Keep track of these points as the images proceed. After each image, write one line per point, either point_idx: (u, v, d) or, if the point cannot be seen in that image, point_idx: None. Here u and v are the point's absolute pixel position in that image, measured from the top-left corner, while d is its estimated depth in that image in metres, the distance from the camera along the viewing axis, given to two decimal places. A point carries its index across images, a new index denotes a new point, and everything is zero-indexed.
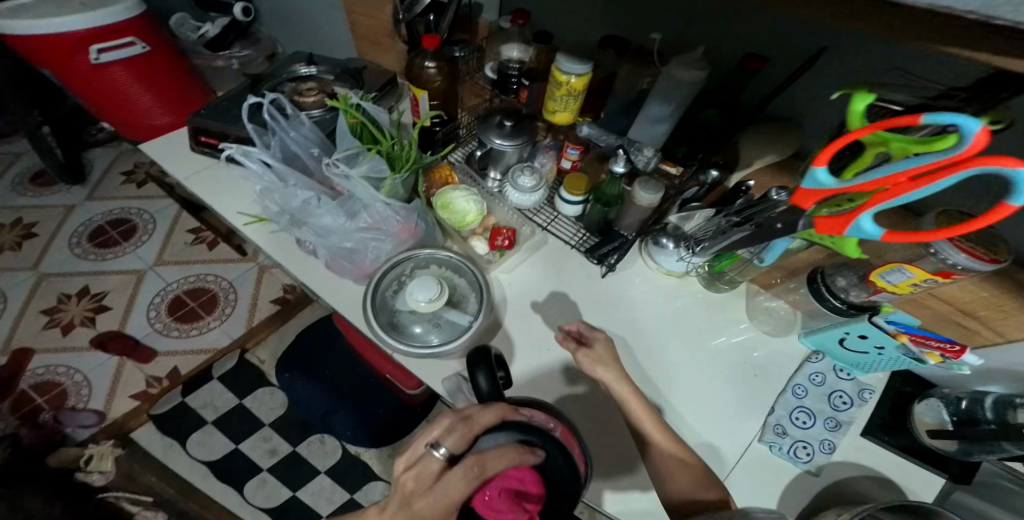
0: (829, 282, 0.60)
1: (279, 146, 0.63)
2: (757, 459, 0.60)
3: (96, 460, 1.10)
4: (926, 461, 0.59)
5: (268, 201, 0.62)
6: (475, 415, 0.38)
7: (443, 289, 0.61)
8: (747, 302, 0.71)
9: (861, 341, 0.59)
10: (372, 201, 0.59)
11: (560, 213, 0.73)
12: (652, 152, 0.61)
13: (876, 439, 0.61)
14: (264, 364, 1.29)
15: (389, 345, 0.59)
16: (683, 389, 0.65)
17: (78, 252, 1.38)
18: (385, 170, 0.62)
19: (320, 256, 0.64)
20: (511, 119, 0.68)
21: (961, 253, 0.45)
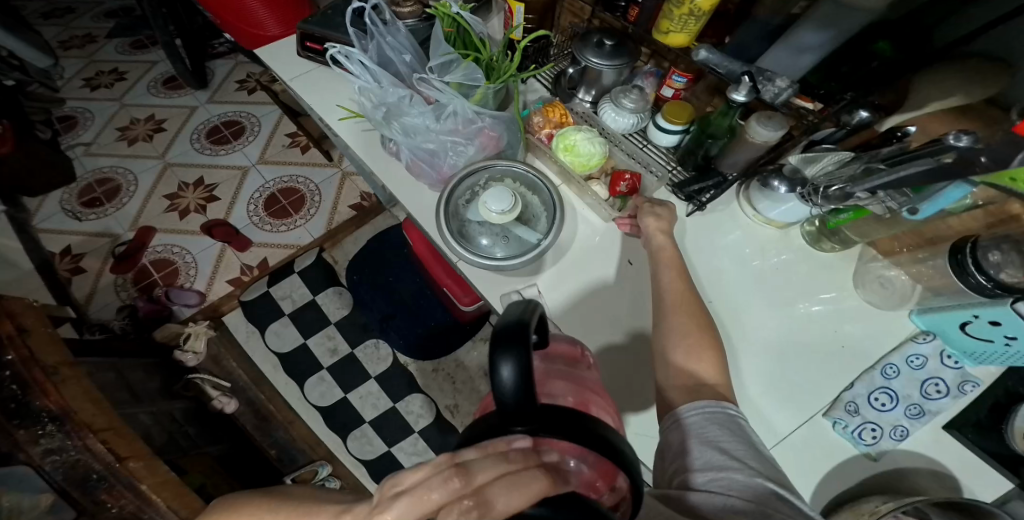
0: (978, 257, 0.52)
1: (375, 50, 0.63)
2: (811, 433, 0.62)
3: (192, 340, 1.24)
4: (1003, 463, 0.57)
5: (361, 98, 0.62)
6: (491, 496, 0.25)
7: (517, 203, 0.60)
8: (857, 270, 0.68)
9: (989, 329, 0.52)
10: (463, 109, 0.59)
11: (652, 140, 0.70)
12: (786, 82, 0.57)
13: (959, 435, 0.60)
14: (337, 265, 1.41)
15: (458, 254, 0.61)
16: (756, 345, 0.65)
17: (198, 147, 1.54)
18: (479, 78, 0.62)
19: (403, 158, 0.66)
20: (612, 39, 0.64)
21: None
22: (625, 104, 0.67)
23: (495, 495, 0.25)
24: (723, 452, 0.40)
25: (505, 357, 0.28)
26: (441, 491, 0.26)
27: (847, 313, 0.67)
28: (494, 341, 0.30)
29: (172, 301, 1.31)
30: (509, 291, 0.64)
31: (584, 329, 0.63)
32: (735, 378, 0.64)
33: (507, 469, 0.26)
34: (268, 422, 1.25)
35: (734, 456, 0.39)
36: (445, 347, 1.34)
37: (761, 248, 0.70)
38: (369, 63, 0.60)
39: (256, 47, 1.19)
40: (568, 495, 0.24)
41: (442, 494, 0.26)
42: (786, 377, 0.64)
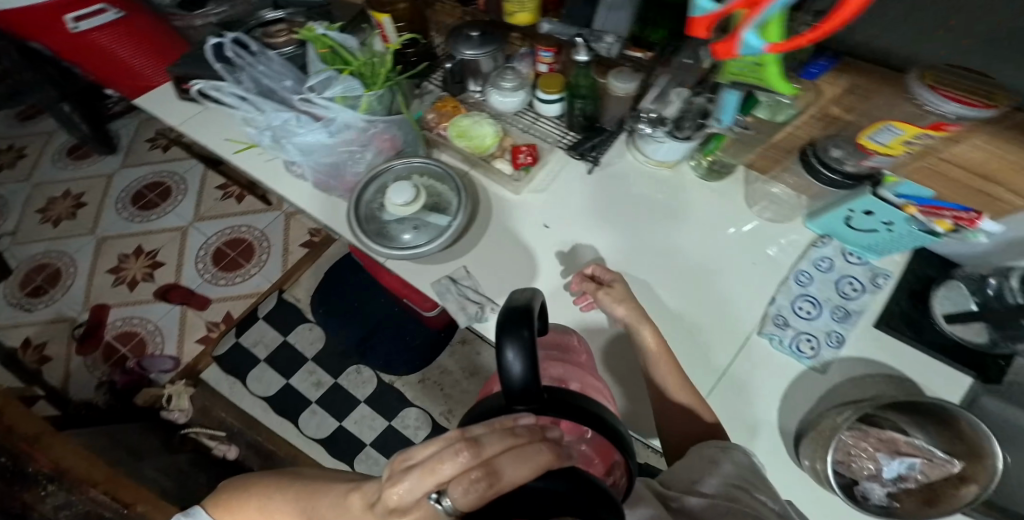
0: (822, 155, 0.57)
1: (250, 80, 0.65)
2: (754, 352, 0.67)
3: (175, 399, 1.26)
4: (942, 354, 0.64)
5: (249, 128, 0.64)
6: (503, 468, 0.24)
7: (421, 193, 0.61)
8: (750, 189, 0.75)
9: (867, 219, 0.61)
10: (355, 121, 0.60)
11: (541, 114, 0.75)
12: (614, 37, 0.61)
13: (900, 335, 0.65)
14: (300, 302, 1.42)
15: (379, 253, 0.62)
16: (688, 282, 0.71)
17: (126, 216, 1.54)
18: (359, 89, 0.60)
19: (309, 177, 0.68)
20: (477, 30, 0.67)
21: (951, 102, 0.39)
22: (504, 85, 0.71)
23: (502, 466, 0.25)
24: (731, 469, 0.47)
25: (510, 342, 0.28)
26: (452, 463, 0.26)
27: (747, 230, 0.73)
28: (500, 326, 0.29)
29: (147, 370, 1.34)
30: (442, 278, 0.69)
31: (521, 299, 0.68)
32: (673, 315, 0.69)
33: (514, 443, 0.26)
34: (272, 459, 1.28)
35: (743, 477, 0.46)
36: (428, 357, 1.37)
37: (677, 193, 0.76)
38: (244, 93, 0.62)
39: (135, 96, 1.27)
40: (571, 469, 0.24)
41: (452, 467, 0.26)
42: (713, 305, 0.70)
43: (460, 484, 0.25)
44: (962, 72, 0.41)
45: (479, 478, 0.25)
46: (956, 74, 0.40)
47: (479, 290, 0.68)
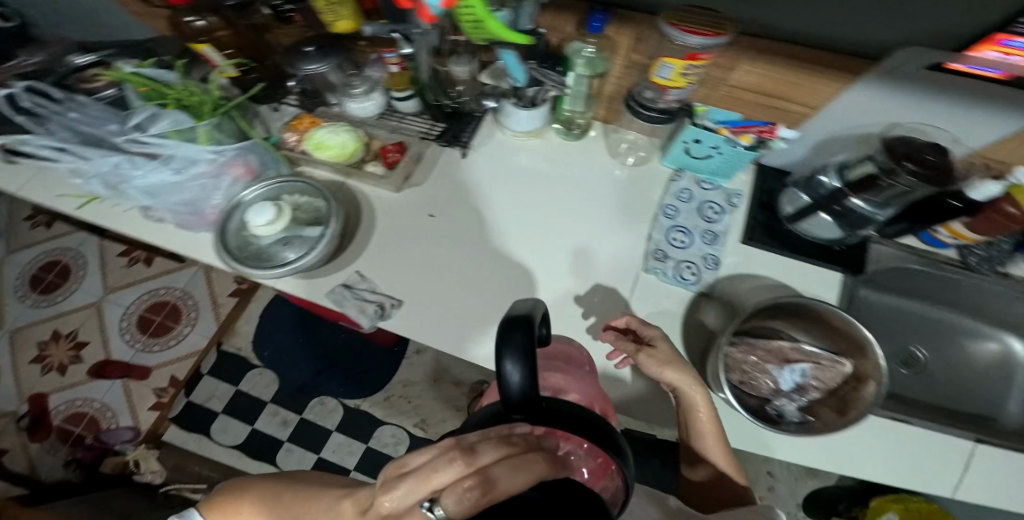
0: (638, 98, 0.63)
1: (70, 130, 0.65)
2: (647, 293, 0.69)
3: (144, 463, 1.27)
4: (800, 254, 0.70)
5: (83, 179, 0.64)
6: (497, 474, 0.25)
7: (284, 210, 0.58)
8: (609, 139, 0.80)
9: (700, 146, 0.66)
10: (199, 156, 0.60)
11: (405, 112, 0.76)
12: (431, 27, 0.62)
13: (761, 244, 0.71)
14: (242, 351, 1.42)
15: (254, 276, 0.58)
16: (576, 239, 0.72)
17: (30, 303, 1.46)
18: (188, 120, 0.59)
19: (168, 218, 0.65)
20: (313, 46, 0.65)
21: (689, 36, 0.49)
22: (356, 92, 0.73)
23: (498, 474, 0.25)
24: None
25: (507, 354, 0.26)
26: (446, 472, 0.28)
27: (615, 180, 0.77)
28: (497, 335, 0.28)
29: (110, 442, 1.30)
30: (337, 286, 0.65)
31: (417, 293, 0.66)
32: (569, 272, 0.70)
33: (508, 452, 0.27)
34: None
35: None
36: (386, 374, 1.40)
37: (550, 157, 0.78)
38: (63, 145, 0.64)
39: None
40: (563, 480, 0.24)
41: (446, 474, 0.27)
42: (605, 255, 0.71)
43: (453, 492, 0.26)
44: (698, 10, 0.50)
45: (474, 487, 0.25)
46: (689, 12, 0.50)
47: (376, 290, 0.66)
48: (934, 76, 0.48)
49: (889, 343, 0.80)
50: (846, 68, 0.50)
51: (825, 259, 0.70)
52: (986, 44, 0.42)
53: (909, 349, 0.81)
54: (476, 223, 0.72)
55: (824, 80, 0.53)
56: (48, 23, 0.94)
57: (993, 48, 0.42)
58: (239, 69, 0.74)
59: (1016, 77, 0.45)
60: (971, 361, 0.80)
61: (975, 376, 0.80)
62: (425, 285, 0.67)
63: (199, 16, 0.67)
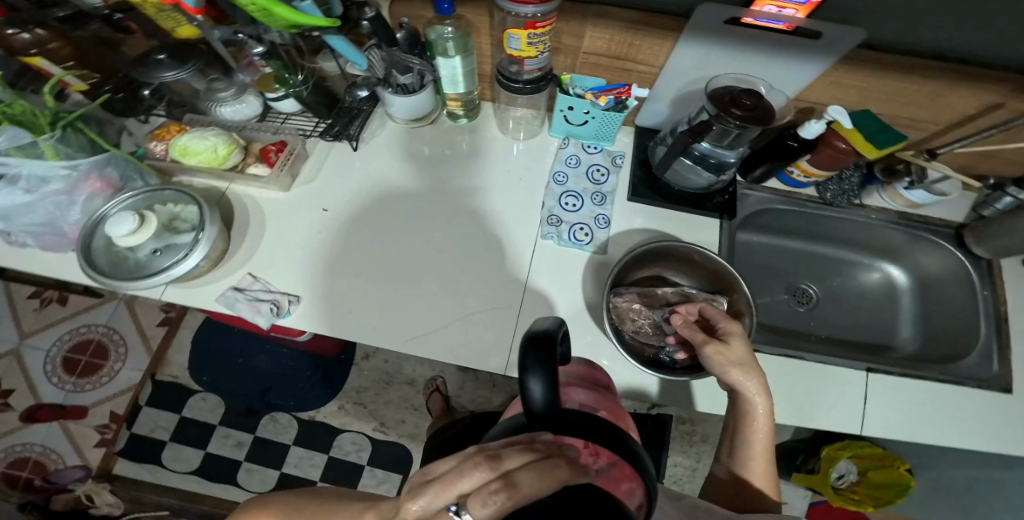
0: (505, 72, 0.65)
1: None
2: (542, 261, 0.71)
3: (96, 497, 1.24)
4: (683, 205, 0.75)
5: None
6: (523, 478, 0.25)
7: (148, 218, 0.57)
8: (498, 119, 0.82)
9: (575, 113, 0.70)
10: (52, 172, 0.58)
11: (287, 113, 0.76)
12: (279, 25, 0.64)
13: (643, 199, 0.75)
14: (180, 378, 1.39)
15: (125, 288, 0.57)
16: (474, 217, 0.74)
17: None
18: (29, 135, 0.57)
19: (28, 242, 0.63)
20: (165, 52, 0.66)
21: (529, 6, 0.52)
22: (224, 96, 0.72)
23: (522, 478, 0.25)
24: None
25: (534, 372, 0.28)
26: (469, 478, 0.27)
27: (507, 156, 0.79)
28: (521, 354, 0.29)
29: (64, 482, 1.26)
30: (224, 292, 0.65)
31: (316, 288, 0.67)
32: (469, 250, 0.72)
33: (533, 457, 0.27)
34: None
35: None
36: (338, 381, 1.40)
37: (443, 140, 0.80)
38: None
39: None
40: (586, 486, 0.25)
41: (470, 481, 0.27)
42: (502, 229, 0.74)
43: (479, 498, 0.25)
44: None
45: (500, 489, 0.25)
46: None
47: (271, 289, 0.66)
48: (734, 29, 0.55)
49: (782, 285, 0.88)
50: (667, 29, 0.57)
51: (703, 208, 0.75)
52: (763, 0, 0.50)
53: (800, 285, 0.89)
54: (374, 214, 0.73)
55: (654, 39, 0.58)
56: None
57: (768, 2, 0.50)
58: (88, 82, 0.72)
59: (796, 27, 0.53)
60: (856, 289, 0.89)
61: (861, 303, 0.88)
62: (325, 280, 0.68)
63: (23, 30, 0.63)
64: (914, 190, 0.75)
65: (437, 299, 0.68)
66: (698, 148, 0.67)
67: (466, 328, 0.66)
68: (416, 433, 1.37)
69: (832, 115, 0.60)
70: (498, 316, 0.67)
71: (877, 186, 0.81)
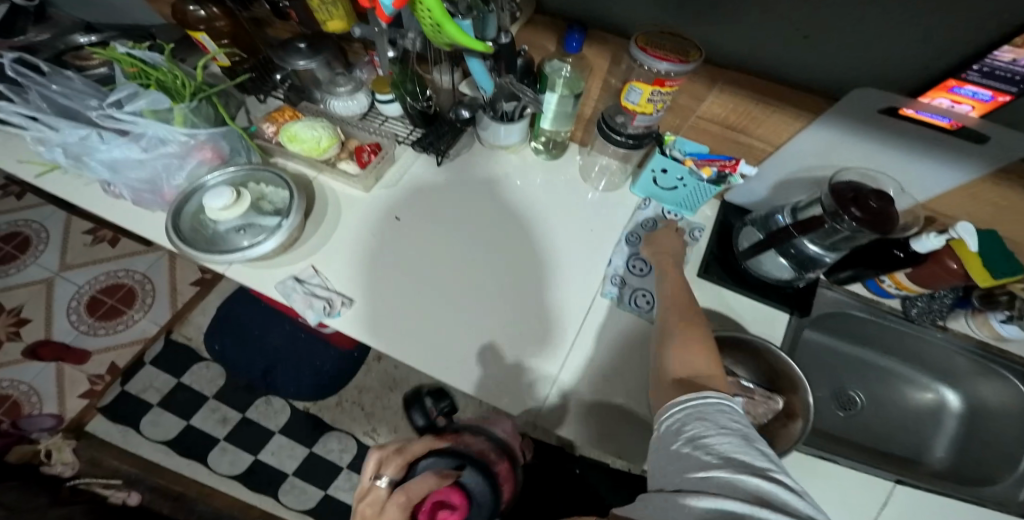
0: (610, 122, 0.64)
1: (43, 100, 0.63)
2: (570, 280, 0.70)
3: (55, 453, 1.19)
4: (755, 292, 0.72)
5: (41, 148, 0.62)
6: (408, 448, 0.64)
7: (243, 196, 0.60)
8: (583, 161, 0.82)
9: (667, 177, 0.69)
10: (172, 136, 0.62)
11: (388, 116, 0.80)
12: (416, 33, 0.64)
13: (715, 278, 0.72)
14: (192, 341, 1.38)
15: (203, 258, 0.58)
16: (539, 252, 0.72)
17: None
18: (167, 102, 0.63)
19: (125, 196, 0.66)
20: (305, 41, 0.72)
21: (660, 62, 0.48)
22: (341, 91, 0.78)
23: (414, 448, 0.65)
24: (708, 449, 0.34)
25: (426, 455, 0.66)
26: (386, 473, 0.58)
27: (582, 201, 0.78)
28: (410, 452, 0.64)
29: (26, 430, 1.20)
30: (286, 278, 0.64)
31: (371, 295, 0.65)
32: (526, 284, 0.69)
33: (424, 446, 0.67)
34: (182, 500, 1.19)
35: (726, 455, 0.33)
36: (339, 380, 1.33)
37: (523, 172, 0.80)
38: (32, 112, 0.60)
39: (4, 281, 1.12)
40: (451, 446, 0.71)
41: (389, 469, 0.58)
42: (564, 271, 0.70)
43: (385, 467, 0.58)
44: (670, 36, 0.51)
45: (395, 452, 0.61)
46: (658, 36, 0.50)
47: (329, 287, 0.65)
48: (887, 118, 0.51)
49: (827, 385, 0.83)
50: (809, 108, 0.54)
51: (771, 297, 0.72)
52: (938, 91, 0.45)
53: (847, 390, 0.83)
54: (438, 225, 0.72)
55: (782, 117, 0.56)
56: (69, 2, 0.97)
57: (942, 95, 0.45)
58: (232, 59, 0.77)
59: (963, 127, 0.48)
60: (901, 409, 0.83)
61: (903, 421, 0.82)
62: (375, 284, 0.66)
63: (202, 7, 0.71)
64: (1010, 324, 0.72)
65: (478, 326, 0.64)
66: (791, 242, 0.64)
67: (485, 336, 0.63)
68: None
69: (958, 231, 0.59)
70: (520, 331, 0.64)
71: (966, 310, 0.78)
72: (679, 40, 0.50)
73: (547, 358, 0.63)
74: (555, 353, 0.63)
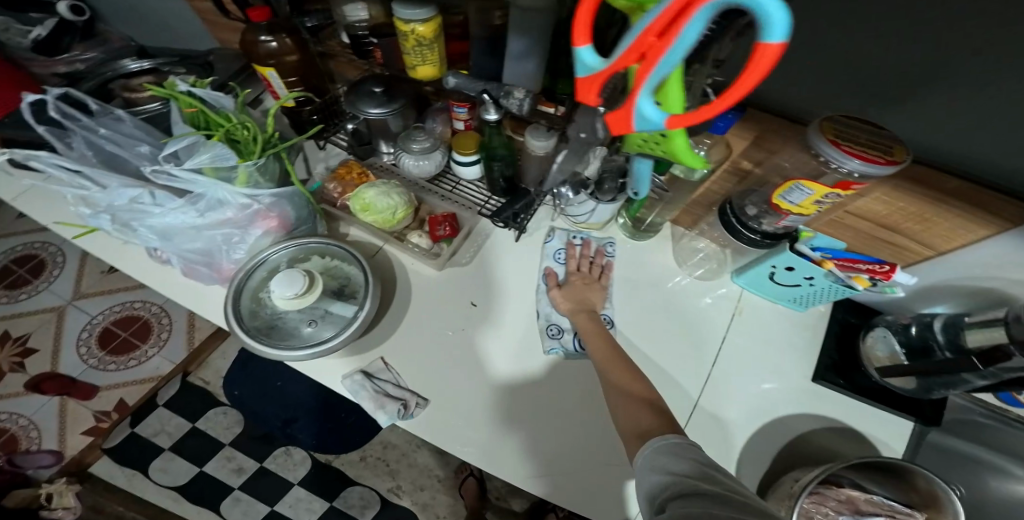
0: (740, 215, 0.56)
1: (88, 147, 0.53)
2: (500, 286, 0.70)
3: (56, 498, 1.10)
4: (897, 407, 0.63)
5: (82, 206, 0.53)
6: None
7: (314, 282, 0.57)
8: (679, 245, 0.75)
9: (791, 274, 0.60)
10: (235, 199, 0.54)
11: (461, 178, 0.73)
12: (523, 93, 0.57)
13: (832, 384, 0.65)
14: (211, 384, 1.28)
15: (274, 353, 0.55)
16: (504, 303, 0.69)
17: None
18: (234, 157, 0.53)
19: (174, 264, 0.60)
20: (382, 86, 0.63)
21: (855, 159, 0.38)
22: (416, 148, 0.69)
23: None
24: (672, 475, 0.41)
25: None
26: None
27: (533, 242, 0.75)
28: None
29: (21, 467, 1.13)
30: (354, 372, 0.63)
31: (446, 391, 0.62)
32: (488, 331, 0.67)
33: None
34: None
35: (684, 476, 0.41)
36: (367, 433, 1.24)
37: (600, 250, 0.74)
38: (72, 163, 0.50)
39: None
40: None
41: None
42: (507, 315, 0.68)
43: None
44: (858, 125, 0.41)
45: None
46: (850, 126, 0.41)
47: (400, 385, 0.62)
48: None
49: None
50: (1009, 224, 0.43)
51: (890, 404, 0.63)
52: None
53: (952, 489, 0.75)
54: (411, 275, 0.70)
55: (965, 222, 0.46)
56: (114, 17, 0.97)
57: None
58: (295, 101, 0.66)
59: None
60: None
61: None
62: (385, 341, 0.65)
63: (274, 38, 0.61)
64: None
65: (468, 381, 0.63)
66: (954, 375, 0.55)
67: (463, 373, 0.63)
68: (432, 506, 1.21)
69: None
70: (518, 391, 0.62)
71: None
72: (866, 132, 0.40)
73: (526, 416, 0.61)
74: (494, 332, 0.67)
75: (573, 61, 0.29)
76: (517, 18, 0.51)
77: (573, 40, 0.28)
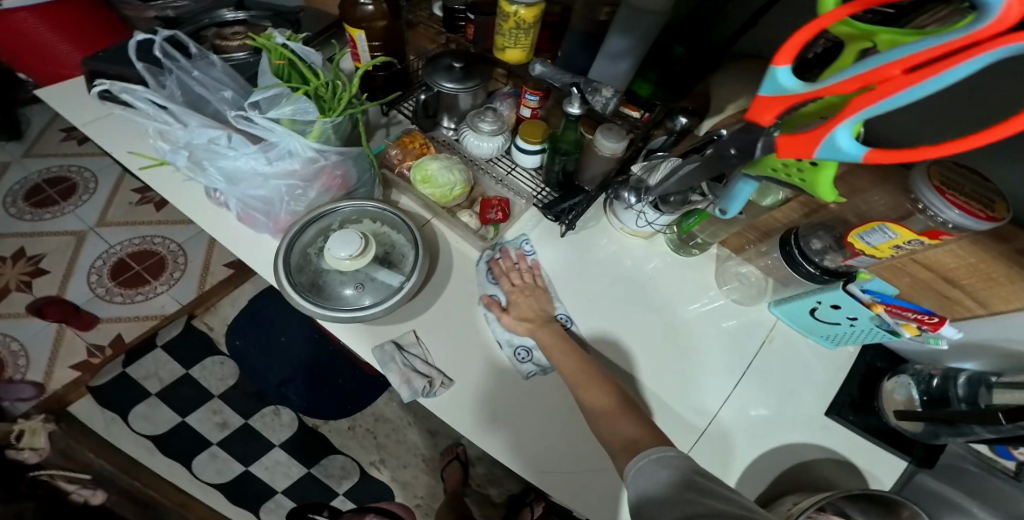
0: (803, 247, 0.59)
1: (177, 86, 0.53)
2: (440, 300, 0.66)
3: (28, 436, 1.04)
4: (894, 445, 0.64)
5: (161, 141, 0.53)
6: None
7: (368, 245, 0.56)
8: (721, 268, 0.75)
9: (834, 312, 0.61)
10: (304, 151, 0.52)
11: (518, 164, 0.73)
12: (610, 92, 0.59)
13: (843, 420, 0.66)
14: (213, 332, 1.25)
15: (313, 310, 0.55)
16: (448, 316, 0.65)
17: (14, 212, 1.31)
18: (314, 112, 0.53)
19: (232, 209, 0.60)
20: (461, 62, 0.61)
21: (954, 209, 0.39)
22: (483, 128, 0.69)
23: None
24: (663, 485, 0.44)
25: None
26: None
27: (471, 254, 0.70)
28: None
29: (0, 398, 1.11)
30: (385, 343, 0.62)
31: (468, 373, 0.62)
32: (445, 341, 0.63)
33: None
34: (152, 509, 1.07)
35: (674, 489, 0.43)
36: (361, 402, 1.24)
37: (635, 255, 0.74)
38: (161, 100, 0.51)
39: (51, 83, 1.25)
40: None
41: None
42: (454, 329, 0.64)
43: None
44: (966, 174, 0.42)
45: None
46: (959, 178, 0.41)
47: (428, 361, 0.62)
48: None
49: None
50: None
51: (892, 444, 0.64)
52: None
53: None
54: None
55: None
56: None
57: None
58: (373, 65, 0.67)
59: None
60: None
61: None
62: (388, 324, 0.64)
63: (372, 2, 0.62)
64: None
65: (471, 375, 0.62)
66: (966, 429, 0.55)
67: (457, 370, 0.62)
68: (410, 485, 1.21)
69: None
70: (516, 389, 0.62)
71: None
72: (974, 185, 0.41)
73: (522, 412, 0.60)
74: (464, 337, 0.64)
75: (766, 77, 0.29)
76: (625, 15, 0.54)
77: (775, 59, 0.28)
